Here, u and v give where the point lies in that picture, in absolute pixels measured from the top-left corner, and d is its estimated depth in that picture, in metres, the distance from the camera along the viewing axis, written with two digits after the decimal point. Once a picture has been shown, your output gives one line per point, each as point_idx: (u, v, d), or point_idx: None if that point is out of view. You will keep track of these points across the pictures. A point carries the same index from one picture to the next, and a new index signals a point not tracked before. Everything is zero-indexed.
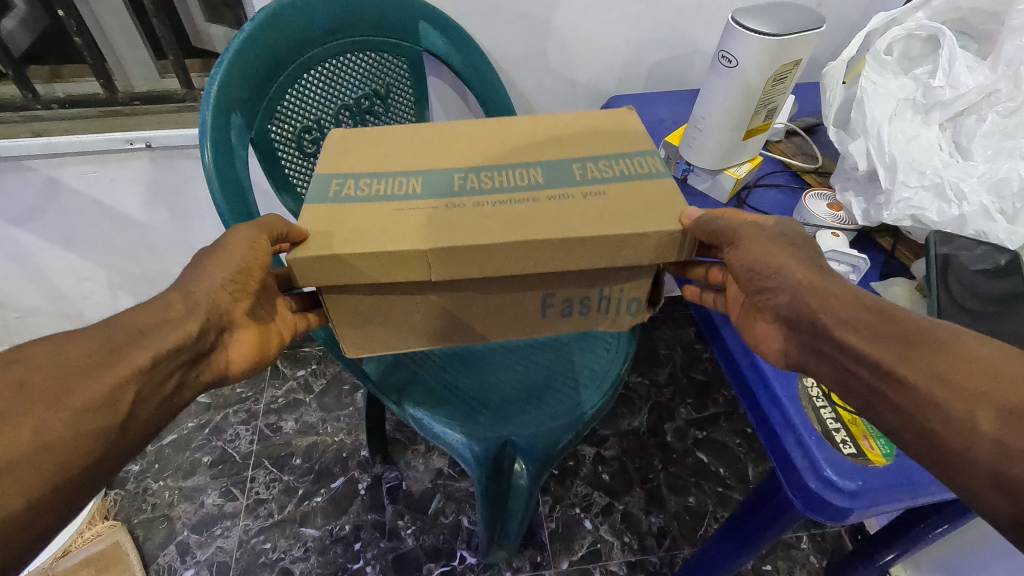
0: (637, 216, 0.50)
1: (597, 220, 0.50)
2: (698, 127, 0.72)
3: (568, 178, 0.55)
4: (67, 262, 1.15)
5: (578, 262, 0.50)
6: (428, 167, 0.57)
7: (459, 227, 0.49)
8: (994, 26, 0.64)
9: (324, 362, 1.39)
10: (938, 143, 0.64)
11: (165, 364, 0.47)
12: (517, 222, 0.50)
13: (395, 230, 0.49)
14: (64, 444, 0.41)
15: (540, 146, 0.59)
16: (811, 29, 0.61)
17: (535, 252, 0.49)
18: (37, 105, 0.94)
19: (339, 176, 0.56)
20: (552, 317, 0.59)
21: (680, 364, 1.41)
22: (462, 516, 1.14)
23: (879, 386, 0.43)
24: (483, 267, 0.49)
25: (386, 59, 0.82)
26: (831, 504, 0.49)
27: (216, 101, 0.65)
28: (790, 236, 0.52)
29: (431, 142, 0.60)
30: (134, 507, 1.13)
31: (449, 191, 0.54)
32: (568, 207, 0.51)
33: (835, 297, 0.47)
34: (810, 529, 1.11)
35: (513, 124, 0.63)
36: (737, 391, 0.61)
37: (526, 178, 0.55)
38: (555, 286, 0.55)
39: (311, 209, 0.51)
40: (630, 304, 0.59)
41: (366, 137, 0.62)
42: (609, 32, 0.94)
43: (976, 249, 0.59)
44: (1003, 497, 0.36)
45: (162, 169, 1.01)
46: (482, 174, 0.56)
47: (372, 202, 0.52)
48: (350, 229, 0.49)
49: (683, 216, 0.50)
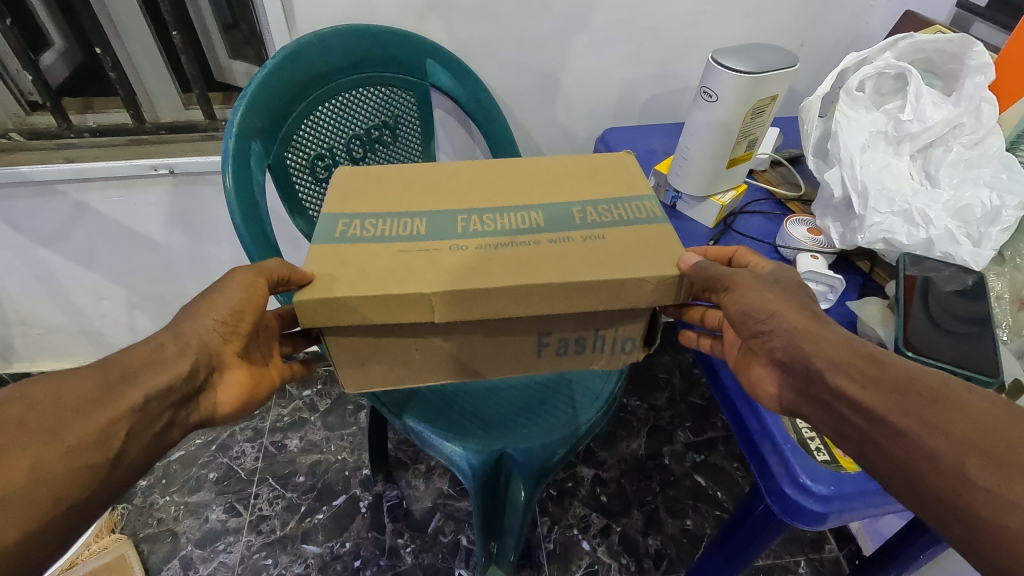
0: (635, 262, 0.54)
1: (595, 266, 0.54)
2: (684, 157, 0.76)
3: (569, 221, 0.59)
4: (88, 282, 1.20)
5: (578, 305, 0.54)
6: (431, 209, 0.61)
7: (465, 268, 0.53)
8: (955, 65, 0.70)
9: (330, 382, 1.42)
10: (909, 172, 0.68)
11: (157, 402, 0.50)
12: (518, 268, 0.53)
13: (399, 273, 0.53)
14: (58, 480, 0.43)
15: (539, 190, 0.64)
16: (784, 67, 0.67)
17: (536, 296, 0.53)
18: (70, 133, 1.00)
19: (345, 216, 0.60)
20: (547, 356, 0.63)
21: (678, 388, 1.43)
22: (460, 535, 1.15)
23: (871, 434, 0.43)
24: (485, 307, 0.53)
25: (395, 93, 0.88)
26: (807, 509, 0.52)
27: (239, 129, 0.71)
28: (783, 282, 0.54)
29: (437, 181, 0.66)
30: (141, 522, 1.16)
31: (453, 233, 0.58)
32: (570, 251, 0.55)
33: (827, 342, 0.48)
34: (808, 554, 1.10)
35: (517, 165, 0.68)
36: (720, 402, 0.65)
37: (527, 221, 0.59)
38: (546, 327, 0.59)
39: (318, 250, 0.55)
40: (624, 344, 0.63)
41: (372, 177, 0.66)
42: (605, 70, 1.00)
43: (944, 270, 0.63)
44: (1000, 551, 0.36)
45: (183, 193, 1.07)
46: (484, 216, 0.60)
47: (379, 243, 0.57)
48: (353, 270, 0.53)
49: (681, 261, 0.53)
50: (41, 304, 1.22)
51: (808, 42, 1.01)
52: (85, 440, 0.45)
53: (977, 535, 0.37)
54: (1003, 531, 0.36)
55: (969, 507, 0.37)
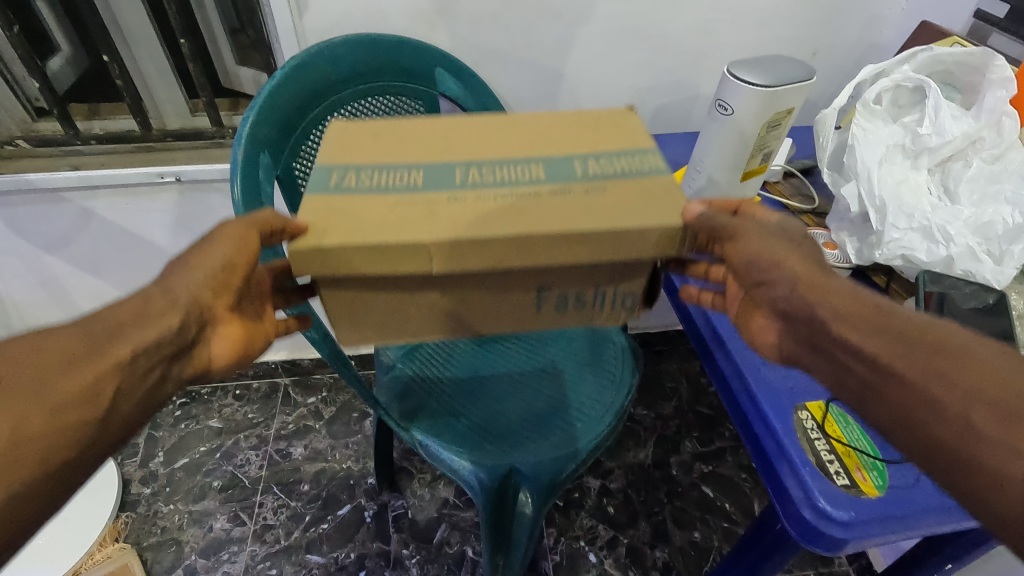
0: (637, 213, 0.50)
1: (596, 216, 0.49)
2: (697, 169, 0.75)
3: (569, 172, 0.55)
4: (94, 288, 1.20)
5: (578, 255, 0.50)
6: (428, 161, 0.57)
7: (463, 216, 0.50)
8: (977, 78, 0.70)
9: (335, 389, 1.41)
10: (927, 186, 0.67)
11: (146, 356, 0.48)
12: (516, 215, 0.49)
13: (398, 220, 0.49)
14: (43, 436, 0.42)
15: (539, 140, 0.59)
16: (801, 81, 0.66)
17: (532, 238, 0.49)
18: (77, 140, 1.00)
19: (341, 165, 0.56)
20: (547, 313, 0.59)
21: (686, 398, 1.41)
22: (466, 545, 1.14)
23: (874, 380, 0.43)
24: (483, 252, 0.49)
25: (404, 102, 0.87)
26: (826, 534, 0.51)
27: (248, 139, 0.70)
28: (790, 234, 0.53)
29: (432, 134, 0.61)
30: (145, 530, 1.15)
31: (453, 182, 0.54)
32: (571, 200, 0.51)
33: (834, 293, 0.47)
34: (818, 568, 1.09)
35: (516, 122, 0.63)
36: (732, 419, 0.63)
37: (526, 173, 0.55)
38: (545, 279, 0.55)
39: (311, 200, 0.51)
40: (628, 301, 0.58)
41: (368, 131, 0.61)
42: (615, 79, 0.99)
43: (965, 288, 0.61)
44: (1003, 496, 0.35)
45: (190, 201, 1.06)
46: (484, 169, 0.56)
47: (377, 190, 0.53)
48: (347, 220, 0.50)
49: (685, 212, 0.49)
50: (46, 310, 1.22)
51: (821, 50, 0.99)
52: (70, 397, 0.44)
53: (976, 481, 0.36)
54: (1005, 475, 0.35)
55: (973, 455, 0.37)
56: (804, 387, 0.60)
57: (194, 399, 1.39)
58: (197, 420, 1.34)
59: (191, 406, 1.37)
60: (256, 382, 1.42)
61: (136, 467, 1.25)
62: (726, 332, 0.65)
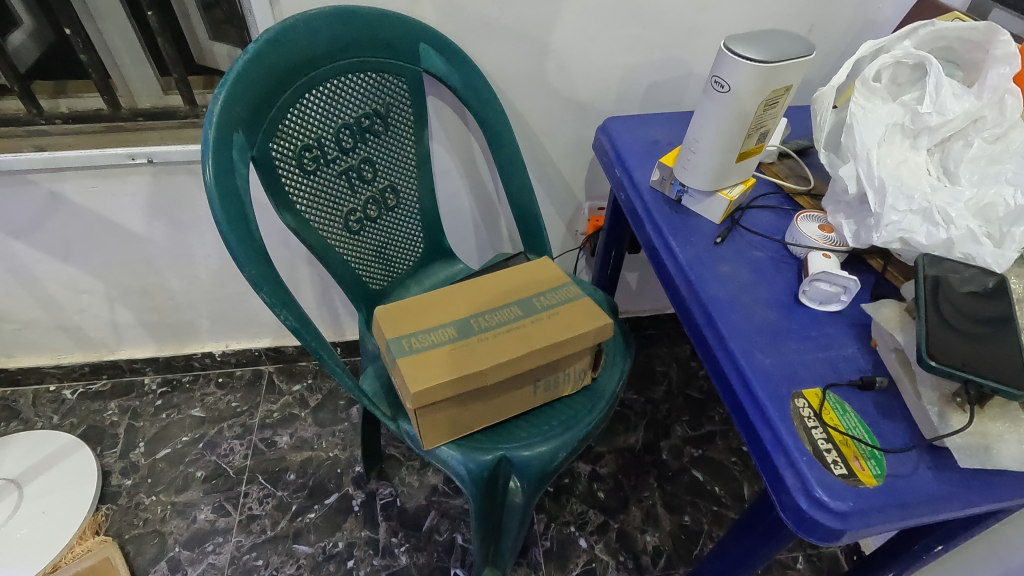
0: (541, 349, 0.74)
1: (561, 329, 0.76)
2: (691, 149, 0.73)
3: (476, 331, 0.75)
4: (65, 276, 1.15)
5: (524, 363, 0.74)
6: (456, 319, 0.77)
7: (499, 351, 0.73)
8: (980, 55, 0.68)
9: (320, 377, 1.39)
10: (927, 166, 0.66)
11: None
12: (524, 348, 0.73)
13: (466, 364, 0.71)
14: None
15: (457, 310, 0.79)
16: (800, 57, 0.63)
17: (536, 331, 0.76)
18: (41, 120, 0.94)
19: (404, 334, 0.74)
20: (541, 394, 0.81)
21: (676, 381, 1.41)
22: (456, 533, 1.13)
23: (843, 447, 0.53)
24: (511, 340, 0.74)
25: (386, 79, 0.84)
26: (822, 525, 0.49)
27: (219, 119, 0.67)
28: (759, 339, 0.62)
29: (450, 303, 0.80)
30: (126, 523, 1.12)
31: (474, 330, 0.76)
32: (522, 359, 0.73)
33: (804, 384, 0.58)
34: (806, 550, 1.10)
35: (473, 292, 0.82)
36: (727, 408, 0.61)
37: (452, 337, 0.75)
38: (536, 375, 0.78)
39: (389, 311, 0.78)
40: (580, 373, 0.83)
41: (409, 313, 0.78)
42: (606, 56, 0.96)
43: (964, 271, 0.59)
44: None
45: (164, 183, 1.02)
46: (482, 319, 0.77)
47: (440, 346, 0.73)
48: (414, 320, 0.77)
49: (575, 339, 0.76)
50: (16, 298, 1.17)
51: (817, 27, 0.97)
52: None
53: None
54: None
55: None
56: (801, 374, 0.58)
57: (176, 388, 1.36)
58: (179, 409, 1.31)
59: (172, 395, 1.34)
60: (239, 370, 1.39)
61: (116, 457, 1.22)
62: (721, 319, 0.63)
